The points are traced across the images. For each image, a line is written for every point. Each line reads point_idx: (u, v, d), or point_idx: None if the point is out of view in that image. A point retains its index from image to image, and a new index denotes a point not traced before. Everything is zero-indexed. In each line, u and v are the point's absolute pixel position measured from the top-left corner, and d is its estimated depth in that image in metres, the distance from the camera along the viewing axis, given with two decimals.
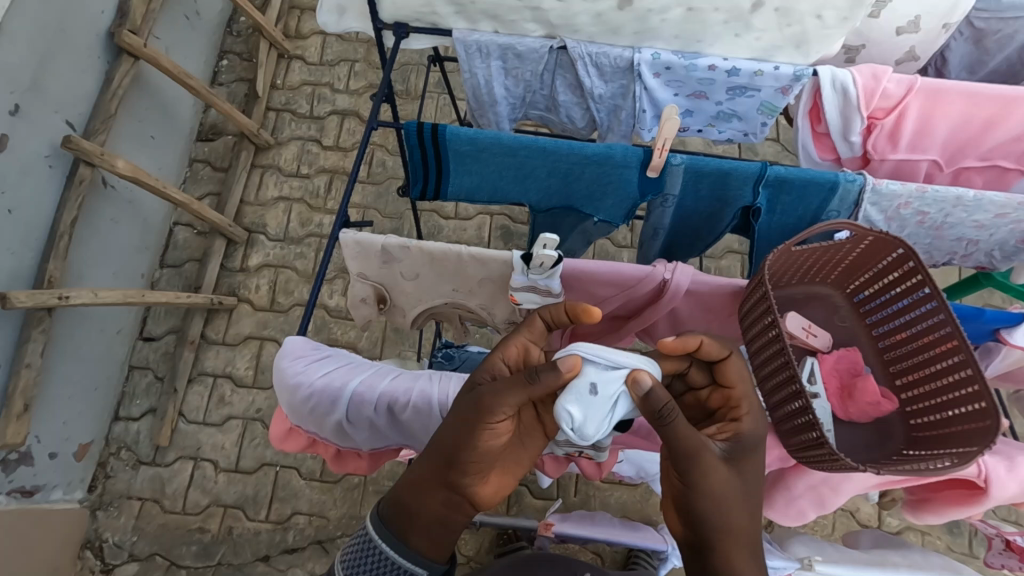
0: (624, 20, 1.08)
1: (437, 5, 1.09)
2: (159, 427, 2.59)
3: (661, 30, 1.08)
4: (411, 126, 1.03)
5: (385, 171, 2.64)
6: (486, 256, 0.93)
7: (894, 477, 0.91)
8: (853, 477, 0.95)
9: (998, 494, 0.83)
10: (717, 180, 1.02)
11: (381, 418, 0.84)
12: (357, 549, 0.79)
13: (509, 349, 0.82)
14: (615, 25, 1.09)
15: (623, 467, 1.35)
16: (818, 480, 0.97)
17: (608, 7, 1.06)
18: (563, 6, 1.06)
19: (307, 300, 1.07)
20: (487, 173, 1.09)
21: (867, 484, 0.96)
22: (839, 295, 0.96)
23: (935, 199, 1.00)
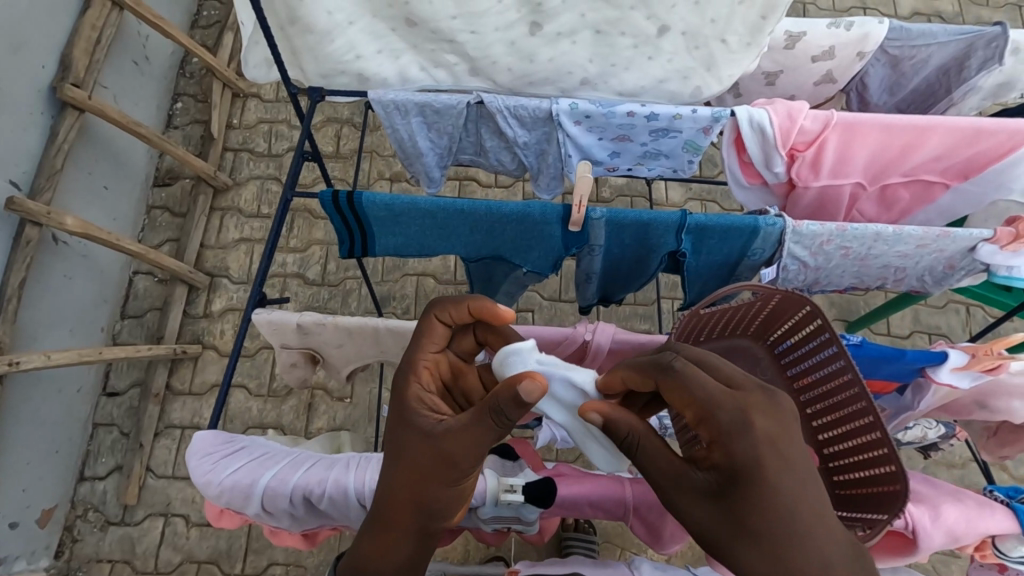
0: (537, 46, 1.04)
1: (358, 45, 1.04)
2: (126, 485, 2.52)
3: (575, 53, 1.06)
4: (326, 194, 1.01)
5: None
6: (404, 328, 0.91)
7: None
8: None
9: (930, 547, 0.86)
10: (638, 231, 1.02)
11: (300, 509, 0.81)
12: None
13: (422, 374, 0.77)
14: (529, 53, 1.05)
15: None
16: None
17: (519, 34, 1.02)
18: (477, 37, 1.03)
19: (230, 373, 1.03)
20: (412, 232, 1.07)
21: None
22: (759, 348, 0.88)
23: (856, 235, 0.99)
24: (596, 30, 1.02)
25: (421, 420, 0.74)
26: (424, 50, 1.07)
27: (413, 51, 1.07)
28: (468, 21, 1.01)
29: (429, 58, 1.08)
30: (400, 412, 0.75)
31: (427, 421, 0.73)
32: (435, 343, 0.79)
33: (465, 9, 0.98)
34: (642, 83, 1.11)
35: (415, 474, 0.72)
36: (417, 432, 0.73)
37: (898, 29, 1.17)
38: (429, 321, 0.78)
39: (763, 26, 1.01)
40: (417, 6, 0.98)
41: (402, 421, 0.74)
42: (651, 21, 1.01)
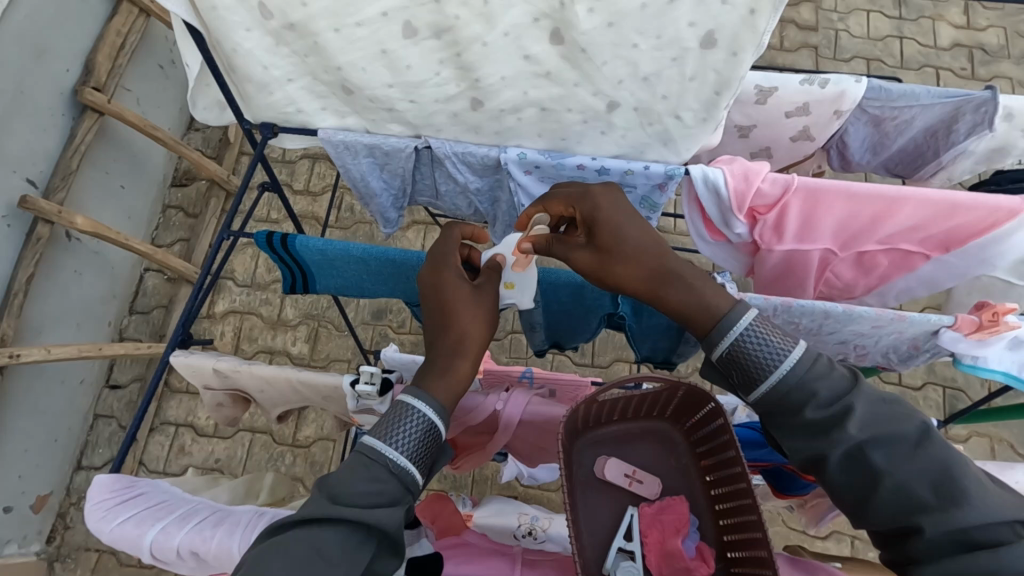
0: (480, 120, 1.03)
1: (300, 103, 1.04)
2: None
3: (520, 129, 1.04)
4: (261, 236, 1.00)
5: (353, 217, 2.61)
6: (316, 380, 0.90)
7: None
8: None
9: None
10: (573, 291, 0.99)
11: (191, 562, 0.79)
12: (403, 413, 0.72)
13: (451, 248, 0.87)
14: (473, 125, 1.04)
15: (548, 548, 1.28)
16: None
17: (460, 109, 1.01)
18: (417, 108, 1.01)
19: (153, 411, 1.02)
20: (349, 275, 1.06)
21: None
22: (677, 435, 0.82)
23: (802, 311, 0.93)
24: (541, 108, 0.98)
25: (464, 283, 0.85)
26: (365, 119, 1.06)
27: (357, 113, 1.06)
28: (406, 91, 0.98)
29: (369, 120, 1.06)
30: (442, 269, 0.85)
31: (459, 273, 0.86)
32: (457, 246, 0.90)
33: (401, 80, 0.96)
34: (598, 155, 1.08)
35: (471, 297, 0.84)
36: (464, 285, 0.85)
37: (877, 88, 1.09)
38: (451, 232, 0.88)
39: (718, 102, 0.94)
40: (351, 73, 0.95)
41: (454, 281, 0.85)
42: (599, 97, 0.96)
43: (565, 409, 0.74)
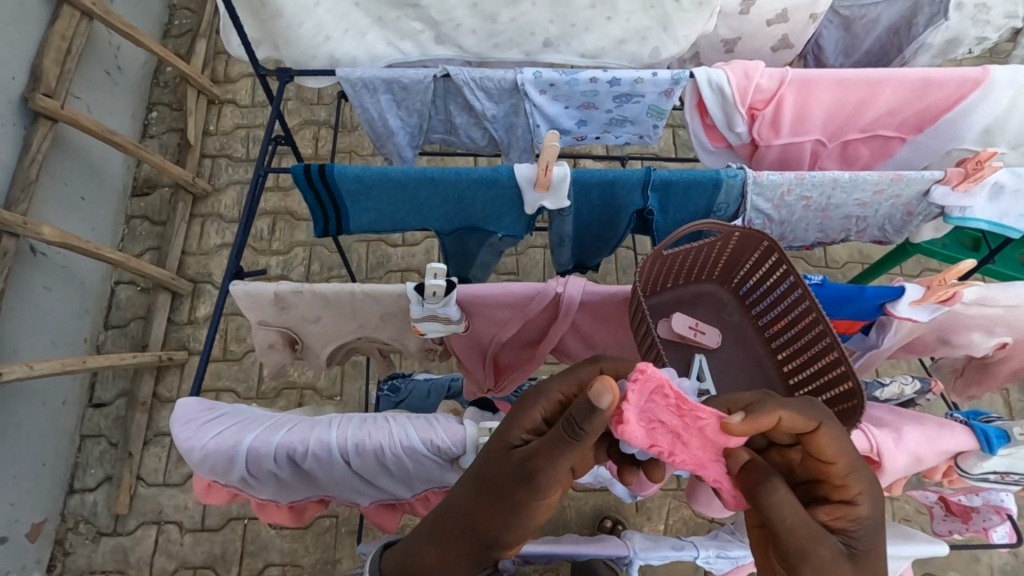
0: (498, 7, 1.13)
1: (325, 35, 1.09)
2: (117, 494, 2.53)
3: (535, 14, 1.14)
4: (298, 168, 1.01)
5: None
6: (380, 291, 0.92)
7: None
8: None
9: (891, 471, 0.80)
10: (605, 190, 1.04)
11: (285, 470, 0.82)
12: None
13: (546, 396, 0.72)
14: (491, 13, 1.13)
15: None
16: None
17: None
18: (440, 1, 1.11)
19: (205, 357, 1.02)
20: (383, 206, 1.08)
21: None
22: (726, 291, 0.90)
23: (814, 183, 1.03)
24: None
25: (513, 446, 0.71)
26: (389, 24, 1.13)
27: (377, 27, 1.13)
28: None
29: (395, 29, 1.14)
30: (508, 424, 0.73)
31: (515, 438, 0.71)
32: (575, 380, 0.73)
33: None
34: (603, 43, 1.18)
35: (501, 486, 0.71)
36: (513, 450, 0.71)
37: None
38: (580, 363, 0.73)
39: None
40: None
41: (503, 437, 0.71)
42: None
43: (636, 265, 0.78)
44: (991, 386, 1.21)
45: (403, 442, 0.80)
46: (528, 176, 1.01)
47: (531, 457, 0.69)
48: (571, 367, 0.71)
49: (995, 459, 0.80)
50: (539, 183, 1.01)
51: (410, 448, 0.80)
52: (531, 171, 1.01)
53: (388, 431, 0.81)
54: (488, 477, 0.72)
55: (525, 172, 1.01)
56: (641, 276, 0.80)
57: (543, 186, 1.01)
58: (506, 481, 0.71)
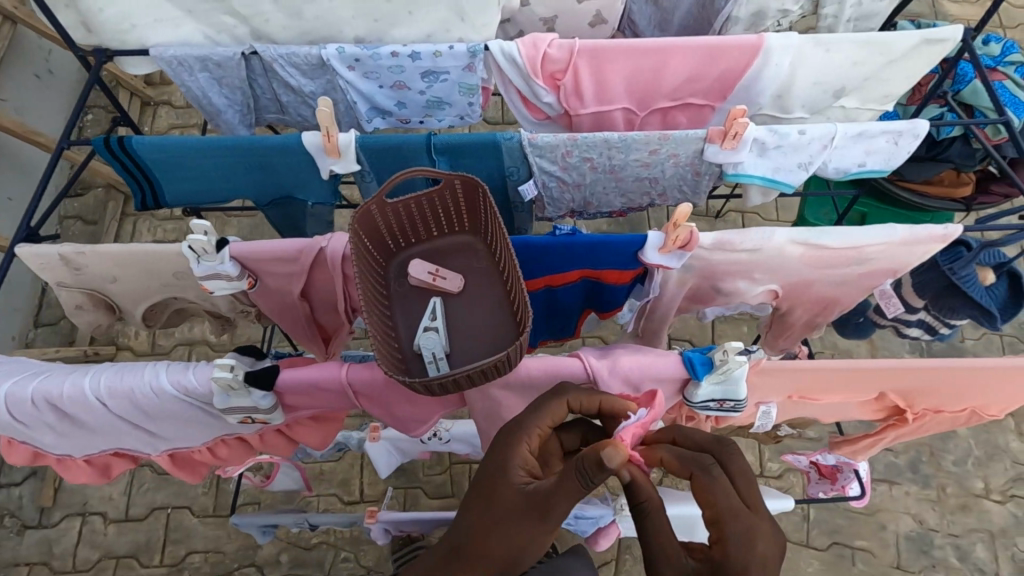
0: (299, 4, 1.16)
1: (132, 19, 1.15)
2: (42, 487, 2.54)
3: (338, 10, 1.18)
4: (98, 142, 1.07)
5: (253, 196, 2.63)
6: (160, 250, 0.98)
7: None
8: None
9: (609, 395, 0.88)
10: (394, 154, 1.10)
11: (49, 414, 0.87)
12: None
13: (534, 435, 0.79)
14: (295, 9, 1.17)
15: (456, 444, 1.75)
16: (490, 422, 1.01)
17: None
18: None
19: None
20: (193, 176, 1.14)
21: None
22: (479, 242, 0.95)
23: (588, 144, 1.09)
24: None
25: (517, 479, 0.75)
26: (200, 18, 1.18)
27: (191, 19, 1.18)
28: None
29: (208, 21, 1.18)
30: (505, 457, 0.77)
31: (518, 479, 0.75)
32: (549, 418, 0.81)
33: None
34: (413, 36, 1.22)
35: (502, 520, 0.74)
36: (509, 479, 0.76)
37: None
38: (559, 401, 0.80)
39: None
40: None
41: (502, 471, 0.76)
42: None
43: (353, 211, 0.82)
44: (796, 336, 1.27)
45: (152, 383, 0.85)
46: (315, 144, 1.07)
47: (536, 494, 0.73)
48: (544, 402, 0.79)
49: (705, 385, 0.87)
50: (325, 149, 1.07)
51: (160, 389, 0.86)
52: (316, 138, 1.07)
53: (139, 374, 0.86)
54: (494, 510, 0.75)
55: (311, 140, 1.07)
56: (372, 218, 0.85)
57: (330, 153, 1.07)
58: (510, 515, 0.74)
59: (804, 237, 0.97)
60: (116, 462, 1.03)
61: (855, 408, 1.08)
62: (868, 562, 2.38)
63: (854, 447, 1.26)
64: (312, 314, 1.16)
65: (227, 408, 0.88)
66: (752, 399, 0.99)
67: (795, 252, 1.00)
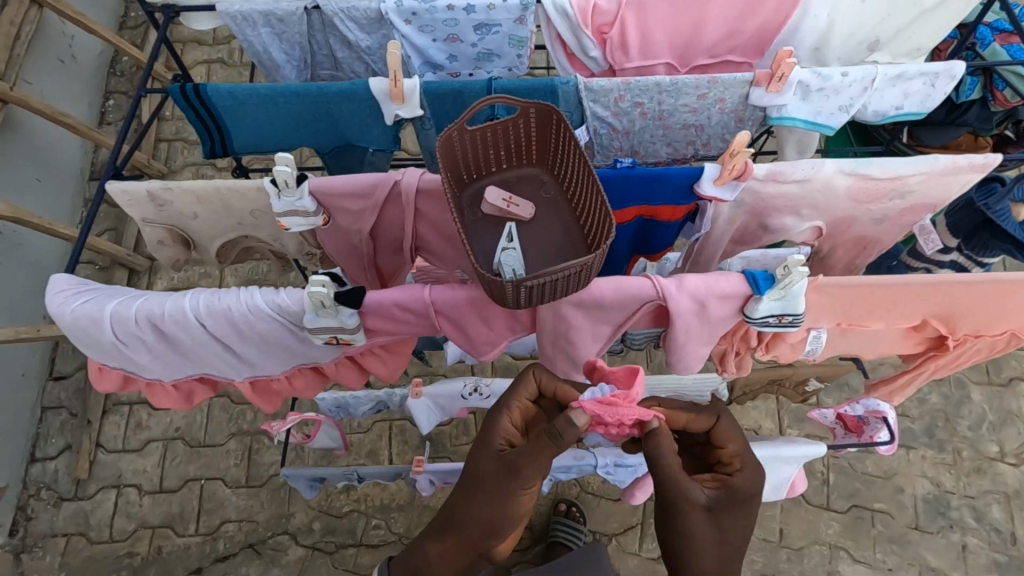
0: None
1: None
2: (76, 460, 2.57)
3: None
4: (173, 90, 1.12)
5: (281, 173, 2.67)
6: (241, 186, 1.03)
7: (614, 331, 1.02)
8: (586, 339, 1.03)
9: (677, 311, 0.93)
10: (455, 100, 1.16)
11: (149, 333, 0.93)
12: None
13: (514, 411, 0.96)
14: None
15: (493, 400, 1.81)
16: (555, 348, 1.05)
17: None
18: None
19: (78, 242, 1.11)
20: (262, 125, 1.20)
21: (596, 347, 1.05)
22: (547, 174, 1.00)
23: (640, 88, 1.14)
24: None
25: (496, 445, 0.93)
26: None
27: None
28: None
29: None
30: (489, 432, 0.94)
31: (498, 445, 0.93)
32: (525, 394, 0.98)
33: None
34: None
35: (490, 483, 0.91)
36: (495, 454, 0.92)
37: None
38: (529, 379, 0.98)
39: None
40: None
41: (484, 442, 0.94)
42: None
43: (442, 133, 0.87)
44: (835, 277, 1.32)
45: (249, 302, 0.91)
46: (380, 91, 1.13)
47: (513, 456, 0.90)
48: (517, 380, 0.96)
49: (765, 300, 0.93)
50: (390, 95, 1.13)
51: (256, 308, 0.92)
52: (382, 83, 1.13)
53: (235, 295, 0.92)
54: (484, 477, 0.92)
55: (376, 87, 1.13)
56: (453, 145, 0.91)
57: (395, 98, 1.13)
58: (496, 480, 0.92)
59: (853, 167, 1.03)
60: (199, 387, 1.11)
61: (897, 339, 1.14)
62: (887, 523, 2.44)
63: (891, 388, 1.32)
64: (374, 254, 1.21)
65: (315, 328, 0.94)
66: (804, 324, 1.05)
67: (844, 182, 1.05)
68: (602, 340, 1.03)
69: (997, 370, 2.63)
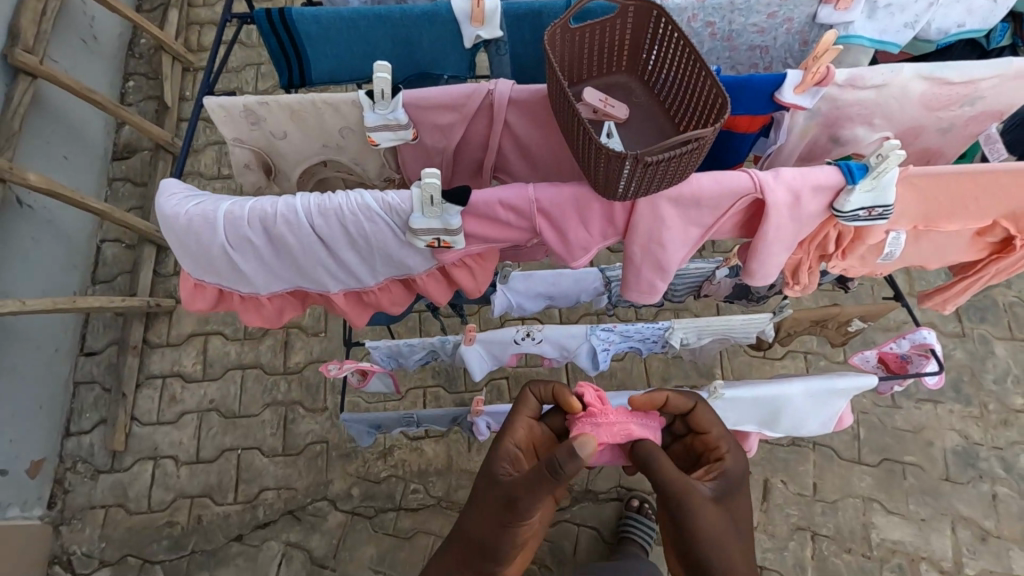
0: None
1: None
2: (112, 433, 2.50)
3: None
4: (260, 14, 1.15)
5: None
6: (336, 99, 1.06)
7: (704, 232, 1.04)
8: (676, 240, 1.04)
9: (773, 203, 0.96)
10: (533, 21, 1.20)
11: (259, 237, 0.95)
12: None
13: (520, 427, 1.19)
14: None
15: (546, 346, 1.83)
16: (645, 253, 1.06)
17: None
18: None
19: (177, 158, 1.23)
20: (342, 51, 1.22)
21: (683, 253, 1.08)
22: (636, 81, 1.04)
23: (713, 7, 1.18)
24: None
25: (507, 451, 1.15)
26: None
27: None
28: None
29: None
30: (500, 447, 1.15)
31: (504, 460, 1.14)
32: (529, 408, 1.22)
33: None
34: None
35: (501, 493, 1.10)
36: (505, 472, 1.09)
37: None
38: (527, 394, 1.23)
39: None
40: None
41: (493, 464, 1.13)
42: None
43: (552, 24, 0.91)
44: None
45: (359, 203, 0.94)
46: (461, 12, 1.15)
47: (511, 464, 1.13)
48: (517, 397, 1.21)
49: (856, 190, 0.95)
50: (471, 15, 1.15)
51: (365, 208, 0.94)
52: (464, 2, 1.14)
53: (344, 196, 0.94)
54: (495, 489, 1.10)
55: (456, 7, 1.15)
56: (557, 43, 0.94)
57: (477, 17, 1.15)
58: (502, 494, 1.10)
59: (930, 70, 1.07)
60: (289, 304, 1.14)
61: (963, 246, 1.20)
62: (919, 476, 2.46)
63: (945, 297, 1.36)
64: (453, 176, 1.22)
65: (420, 229, 0.96)
66: (883, 225, 1.09)
67: (918, 88, 1.09)
68: (691, 244, 1.06)
69: (1016, 325, 2.68)
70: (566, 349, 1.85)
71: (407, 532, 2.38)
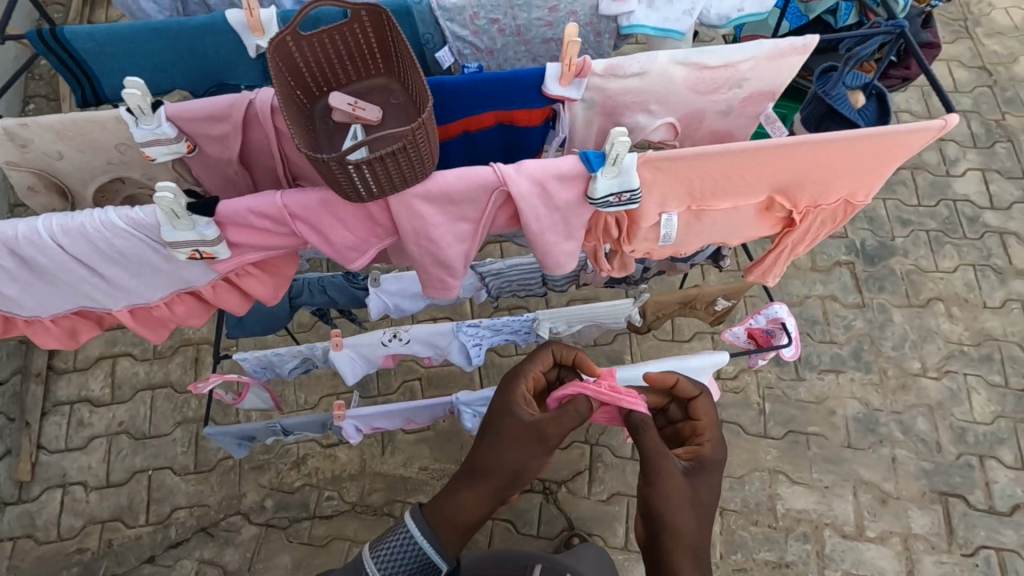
0: None
1: None
2: (16, 462, 2.34)
3: None
4: (30, 34, 1.13)
5: None
6: (98, 116, 1.07)
7: (472, 227, 1.06)
8: (447, 238, 1.07)
9: (518, 194, 0.99)
10: None
11: (8, 260, 0.96)
12: (388, 553, 1.01)
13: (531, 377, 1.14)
14: None
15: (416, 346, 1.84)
16: (422, 251, 1.09)
17: None
18: None
19: None
20: (130, 67, 1.22)
21: (462, 249, 1.10)
22: (395, 82, 1.05)
23: (491, 3, 1.22)
24: None
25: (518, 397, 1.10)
26: None
27: None
28: None
29: None
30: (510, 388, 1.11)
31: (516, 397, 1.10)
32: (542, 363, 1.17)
33: None
34: None
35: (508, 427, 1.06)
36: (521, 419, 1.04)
37: None
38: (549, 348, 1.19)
39: None
40: None
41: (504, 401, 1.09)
42: None
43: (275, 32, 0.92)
44: None
45: (101, 221, 0.94)
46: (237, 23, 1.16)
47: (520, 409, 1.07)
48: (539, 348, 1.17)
49: (599, 176, 0.98)
50: (247, 26, 1.16)
51: (109, 225, 0.94)
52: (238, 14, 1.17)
53: (87, 215, 0.94)
54: (499, 426, 1.06)
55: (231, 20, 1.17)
56: (290, 49, 0.96)
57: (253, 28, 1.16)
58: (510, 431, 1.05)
59: (683, 56, 1.11)
60: (81, 324, 1.14)
61: (752, 222, 1.23)
62: (824, 444, 2.34)
63: (762, 268, 1.38)
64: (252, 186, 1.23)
65: (174, 243, 0.96)
66: (654, 210, 1.12)
67: (679, 73, 1.12)
68: (465, 240, 1.08)
69: (914, 291, 2.59)
70: (437, 347, 1.87)
71: (321, 540, 2.26)
